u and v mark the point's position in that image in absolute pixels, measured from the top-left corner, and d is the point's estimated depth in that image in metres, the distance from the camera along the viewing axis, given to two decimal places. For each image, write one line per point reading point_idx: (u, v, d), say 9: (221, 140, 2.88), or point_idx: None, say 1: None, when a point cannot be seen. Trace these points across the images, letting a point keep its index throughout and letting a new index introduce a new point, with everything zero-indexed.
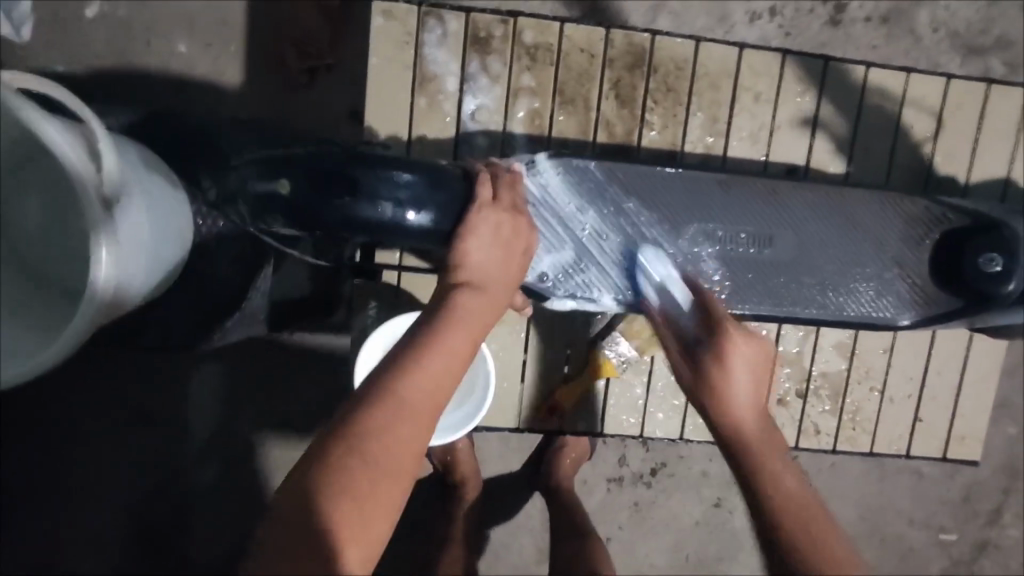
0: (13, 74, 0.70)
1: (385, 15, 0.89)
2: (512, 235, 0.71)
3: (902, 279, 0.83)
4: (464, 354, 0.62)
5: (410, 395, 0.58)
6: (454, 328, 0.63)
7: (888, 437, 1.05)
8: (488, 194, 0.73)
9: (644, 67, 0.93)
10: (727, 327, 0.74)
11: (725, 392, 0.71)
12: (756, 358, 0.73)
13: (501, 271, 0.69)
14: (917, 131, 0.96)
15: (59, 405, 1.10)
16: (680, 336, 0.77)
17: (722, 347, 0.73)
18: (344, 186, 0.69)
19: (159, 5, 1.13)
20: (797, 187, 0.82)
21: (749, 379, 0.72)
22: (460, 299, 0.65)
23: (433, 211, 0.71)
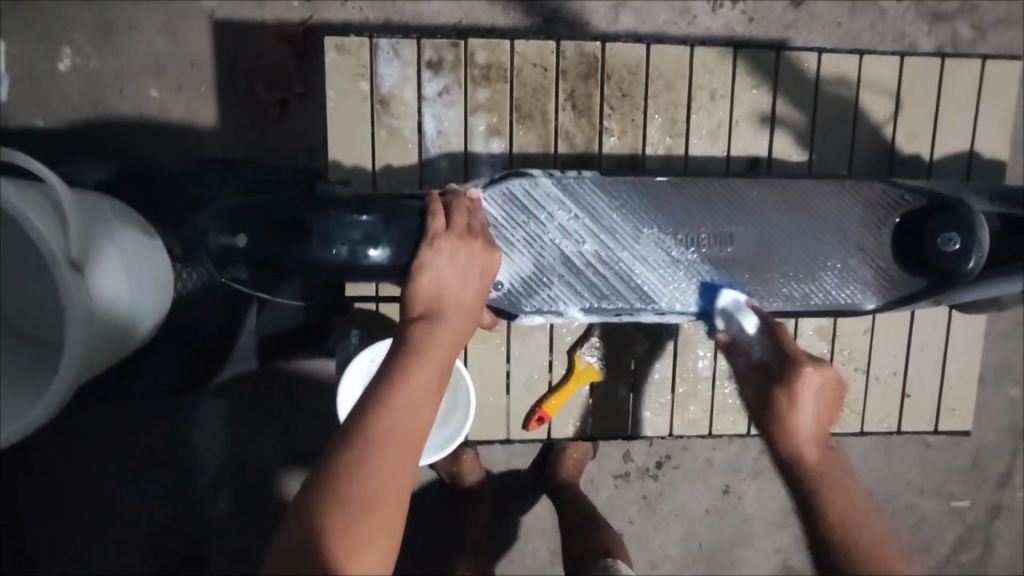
0: None
1: (338, 50, 0.90)
2: (469, 259, 0.71)
3: (867, 264, 0.83)
4: (436, 385, 0.64)
5: (380, 429, 0.60)
6: (418, 358, 0.64)
7: (878, 415, 1.06)
8: (439, 224, 0.72)
9: (597, 75, 0.94)
10: (802, 361, 0.73)
11: (792, 419, 0.70)
12: (828, 386, 0.72)
13: (463, 294, 0.69)
14: (876, 111, 0.97)
15: (65, 453, 1.11)
16: (756, 369, 0.76)
17: (797, 380, 0.71)
18: (299, 233, 0.73)
19: (128, 52, 1.15)
20: (751, 182, 0.82)
21: (819, 407, 0.71)
22: (424, 331, 0.66)
23: (390, 248, 0.74)
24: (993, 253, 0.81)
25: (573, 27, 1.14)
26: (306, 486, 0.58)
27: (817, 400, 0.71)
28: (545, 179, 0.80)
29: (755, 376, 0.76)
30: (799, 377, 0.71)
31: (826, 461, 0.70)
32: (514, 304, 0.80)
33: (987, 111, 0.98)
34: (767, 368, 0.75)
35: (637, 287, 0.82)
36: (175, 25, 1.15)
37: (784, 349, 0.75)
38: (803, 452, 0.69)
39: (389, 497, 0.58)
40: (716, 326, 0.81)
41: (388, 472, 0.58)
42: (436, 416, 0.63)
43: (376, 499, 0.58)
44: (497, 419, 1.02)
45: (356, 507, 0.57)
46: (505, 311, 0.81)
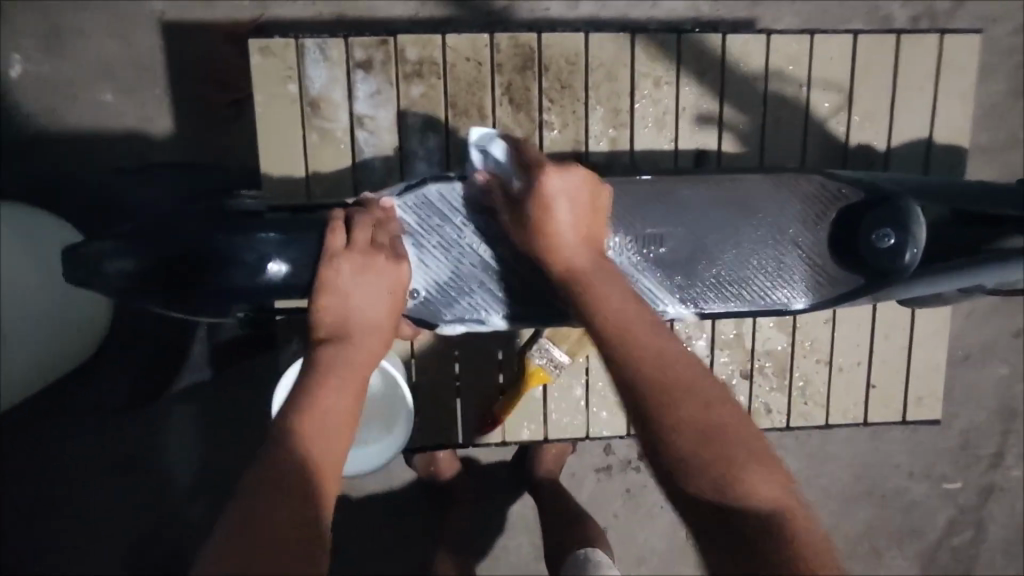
0: None
1: (262, 52, 0.87)
2: (378, 274, 0.68)
3: (804, 262, 0.78)
4: (349, 408, 0.62)
5: (303, 458, 0.57)
6: (331, 382, 0.63)
7: (843, 406, 1.02)
8: (341, 242, 0.70)
9: (534, 67, 0.90)
10: (541, 165, 0.69)
11: (547, 223, 0.67)
12: (580, 188, 0.69)
13: (372, 313, 0.68)
14: (829, 95, 0.93)
15: (26, 468, 1.07)
16: (507, 197, 0.71)
17: (542, 191, 0.68)
18: (201, 254, 0.70)
19: (74, 57, 1.13)
20: (683, 180, 0.77)
21: (575, 214, 0.68)
22: (335, 352, 0.65)
23: (292, 265, 0.71)
24: (926, 253, 0.76)
25: (532, 13, 1.10)
26: (229, 536, 0.51)
27: (569, 202, 0.68)
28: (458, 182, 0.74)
29: (507, 206, 0.71)
30: (545, 183, 0.68)
31: (595, 261, 0.66)
32: (434, 313, 0.75)
33: (948, 87, 0.93)
34: (515, 198, 0.70)
35: None
36: (119, 27, 1.12)
37: (530, 163, 0.70)
38: (563, 257, 0.66)
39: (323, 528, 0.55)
40: (475, 167, 0.75)
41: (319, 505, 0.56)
42: (352, 439, 0.62)
43: (302, 526, 0.54)
44: (449, 425, 0.99)
45: (297, 543, 0.53)
46: (425, 321, 0.76)
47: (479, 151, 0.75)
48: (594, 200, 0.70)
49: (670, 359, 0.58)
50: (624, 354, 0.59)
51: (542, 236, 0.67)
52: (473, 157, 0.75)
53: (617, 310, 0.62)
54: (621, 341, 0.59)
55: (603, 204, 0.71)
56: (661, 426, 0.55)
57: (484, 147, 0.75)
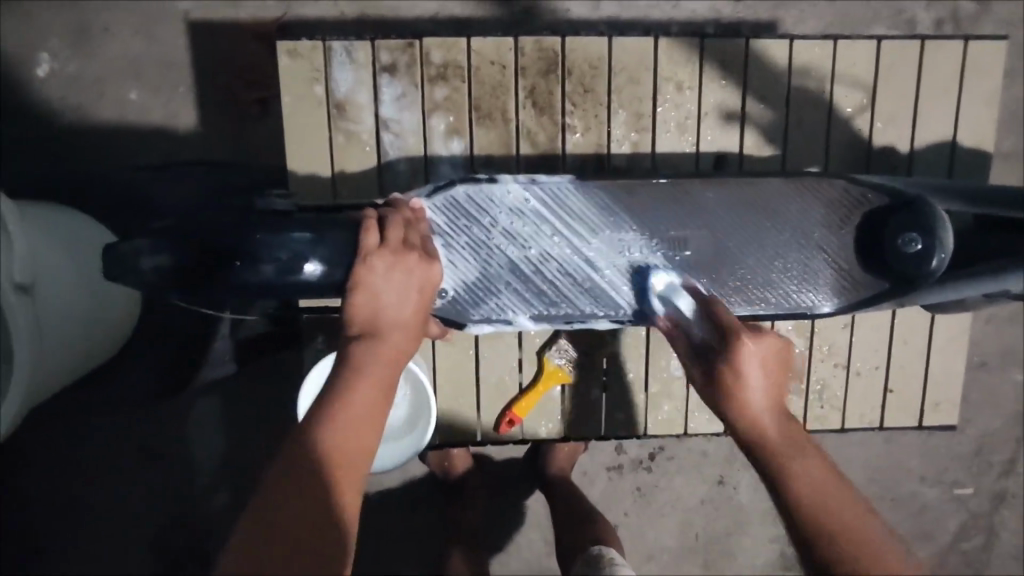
0: None
1: (290, 54, 0.88)
2: (407, 274, 0.69)
3: (828, 265, 0.79)
4: (373, 406, 0.63)
5: (322, 456, 0.60)
6: (358, 381, 0.63)
7: (859, 411, 1.03)
8: (375, 239, 0.70)
9: (558, 71, 0.91)
10: (737, 332, 0.69)
11: (742, 394, 0.67)
12: (770, 353, 0.68)
13: (401, 312, 0.68)
14: (851, 101, 0.93)
15: (54, 456, 1.09)
16: (694, 344, 0.72)
17: (737, 356, 0.67)
18: (233, 253, 0.72)
19: (104, 56, 1.15)
20: (706, 184, 0.79)
21: (766, 376, 0.67)
22: (366, 349, 0.65)
23: (324, 264, 0.73)
24: (950, 260, 0.77)
25: (554, 15, 1.10)
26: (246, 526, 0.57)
27: (761, 378, 0.67)
28: (486, 185, 0.77)
29: (694, 359, 0.72)
30: (741, 351, 0.68)
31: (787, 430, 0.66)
32: (461, 313, 0.78)
33: (971, 94, 0.93)
34: (706, 347, 0.71)
35: (587, 290, 0.79)
36: (148, 27, 1.14)
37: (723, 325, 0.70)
38: (759, 425, 0.66)
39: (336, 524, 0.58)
40: (656, 313, 0.77)
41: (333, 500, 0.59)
42: (379, 438, 0.63)
43: (314, 531, 0.57)
44: (467, 423, 1.00)
45: (304, 538, 0.56)
46: (453, 320, 0.78)
47: (658, 298, 0.77)
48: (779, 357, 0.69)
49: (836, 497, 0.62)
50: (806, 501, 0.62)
51: (731, 399, 0.67)
52: (655, 305, 0.77)
53: (813, 476, 0.63)
54: (815, 501, 0.62)
55: (786, 363, 0.69)
56: (833, 550, 0.60)
57: (666, 293, 0.77)
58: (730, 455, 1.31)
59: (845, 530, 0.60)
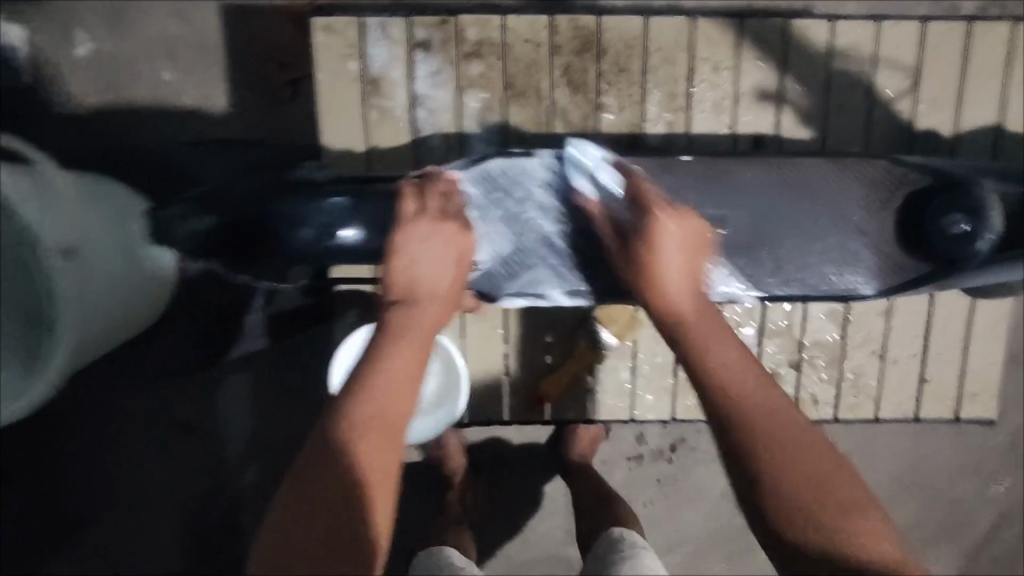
0: None
1: (326, 30, 0.88)
2: (444, 241, 0.69)
3: (869, 249, 0.78)
4: (409, 371, 0.63)
5: (358, 419, 0.60)
6: (393, 347, 0.64)
7: (894, 400, 1.01)
8: (410, 207, 0.71)
9: (593, 49, 0.90)
10: (654, 209, 0.69)
11: (657, 273, 0.67)
12: (685, 238, 0.68)
13: (437, 280, 0.69)
14: (894, 82, 0.90)
15: (92, 427, 1.11)
16: (613, 232, 0.72)
17: (652, 233, 0.68)
18: (271, 219, 0.73)
19: (140, 36, 1.16)
20: (743, 163, 0.78)
21: (683, 258, 0.68)
22: (403, 316, 0.66)
23: (362, 230, 0.74)
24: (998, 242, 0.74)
25: None
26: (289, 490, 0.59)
27: (675, 252, 0.68)
28: (521, 157, 0.77)
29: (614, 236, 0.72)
30: (656, 227, 0.68)
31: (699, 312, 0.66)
32: (495, 286, 0.77)
33: (1018, 76, 0.90)
34: (626, 228, 0.71)
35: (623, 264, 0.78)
36: (183, 9, 1.16)
37: (642, 200, 0.70)
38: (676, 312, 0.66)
39: (372, 488, 0.59)
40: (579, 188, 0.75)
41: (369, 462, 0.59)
42: (415, 406, 0.62)
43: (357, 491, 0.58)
44: (495, 401, 1.01)
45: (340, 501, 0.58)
46: (488, 293, 0.78)
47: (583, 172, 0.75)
48: (697, 244, 0.70)
49: (768, 400, 0.60)
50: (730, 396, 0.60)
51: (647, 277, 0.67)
52: (578, 180, 0.75)
53: (735, 365, 0.62)
54: (750, 405, 0.60)
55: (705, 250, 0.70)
56: (775, 473, 0.57)
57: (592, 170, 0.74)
58: None
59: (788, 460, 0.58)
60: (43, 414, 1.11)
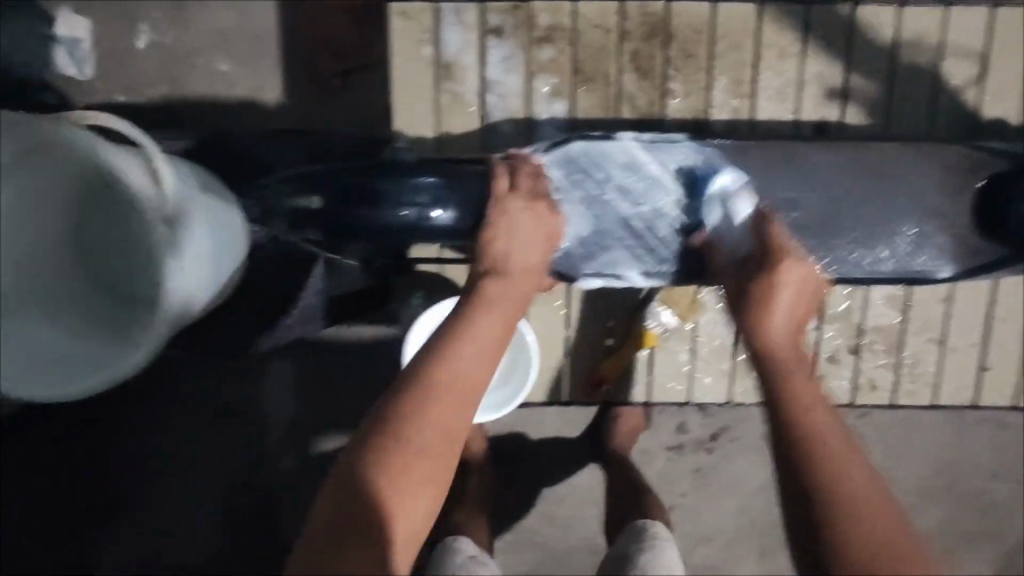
0: (84, 110, 0.75)
1: (402, 16, 0.91)
2: (536, 221, 0.76)
3: (944, 231, 0.80)
4: (502, 339, 0.67)
5: (451, 373, 0.62)
6: (488, 311, 0.68)
7: (952, 387, 1.02)
8: (505, 182, 0.78)
9: (662, 35, 0.91)
10: (781, 254, 0.74)
11: (769, 304, 0.71)
12: (803, 280, 0.73)
13: (528, 258, 0.74)
14: (961, 70, 0.91)
15: (144, 411, 1.13)
16: (734, 257, 0.77)
17: (776, 274, 0.73)
18: (367, 198, 0.77)
19: (199, 28, 1.17)
20: (819, 147, 0.80)
21: (795, 300, 0.72)
22: (496, 284, 0.71)
23: (456, 211, 0.77)
24: None
25: None
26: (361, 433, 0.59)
27: (790, 293, 0.72)
28: (602, 142, 0.82)
29: (733, 269, 0.77)
30: (778, 271, 0.73)
31: (796, 354, 0.69)
32: (572, 266, 0.81)
33: None
34: (747, 260, 0.76)
35: (698, 244, 0.81)
36: None
37: (769, 242, 0.75)
38: (773, 343, 0.69)
39: (448, 445, 0.60)
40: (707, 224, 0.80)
41: (452, 418, 0.61)
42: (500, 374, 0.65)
43: (432, 452, 0.59)
44: (553, 383, 1.05)
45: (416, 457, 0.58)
46: (567, 273, 0.82)
47: (715, 204, 0.79)
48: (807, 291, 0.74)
49: (851, 459, 0.60)
50: (812, 436, 0.61)
51: (758, 304, 0.71)
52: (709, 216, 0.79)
53: (824, 415, 0.63)
54: (832, 443, 0.61)
55: (816, 301, 0.74)
56: (834, 509, 0.58)
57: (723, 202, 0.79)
58: None
59: (857, 504, 0.58)
60: (101, 397, 1.12)
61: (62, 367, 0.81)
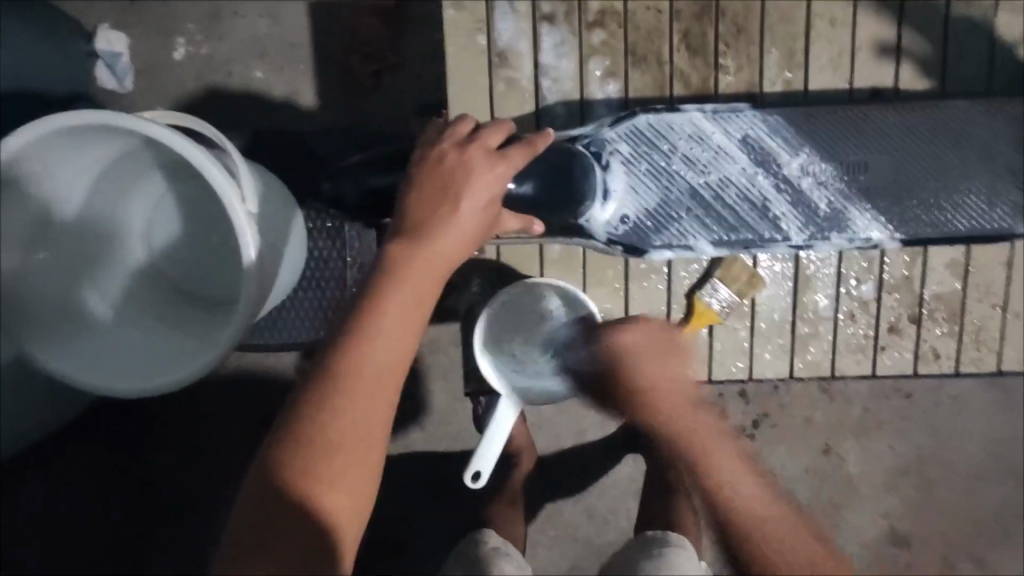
0: (166, 115, 0.80)
1: (455, 6, 0.92)
2: (482, 178, 0.72)
3: (1016, 185, 0.88)
4: (408, 320, 0.65)
5: (344, 366, 0.61)
6: (391, 292, 0.65)
7: (1017, 353, 1.01)
8: (467, 130, 0.76)
9: (712, 11, 0.92)
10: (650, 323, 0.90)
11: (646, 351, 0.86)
12: (660, 336, 0.89)
13: (464, 222, 0.71)
14: (1014, 34, 0.91)
15: (200, 410, 1.16)
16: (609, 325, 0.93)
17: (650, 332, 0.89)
18: None
19: (235, 37, 1.18)
20: (887, 110, 0.89)
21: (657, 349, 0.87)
22: (405, 259, 0.67)
23: (534, 184, 0.82)
24: None
25: None
26: (284, 418, 0.61)
27: (657, 345, 0.88)
28: (668, 115, 0.90)
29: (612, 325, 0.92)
30: (639, 330, 0.89)
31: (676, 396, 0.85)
32: (642, 240, 0.91)
33: None
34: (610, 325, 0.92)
35: (760, 208, 0.90)
36: (276, 8, 1.18)
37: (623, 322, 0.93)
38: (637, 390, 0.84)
39: (356, 433, 0.60)
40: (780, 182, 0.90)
41: (346, 411, 0.60)
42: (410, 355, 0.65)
43: (349, 443, 0.60)
44: None
45: (308, 451, 0.59)
46: (636, 246, 0.92)
47: (783, 163, 0.90)
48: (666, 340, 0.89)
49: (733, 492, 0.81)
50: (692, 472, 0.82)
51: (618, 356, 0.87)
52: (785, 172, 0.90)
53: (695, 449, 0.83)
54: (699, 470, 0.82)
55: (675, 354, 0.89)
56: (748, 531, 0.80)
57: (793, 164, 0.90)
58: (842, 423, 1.23)
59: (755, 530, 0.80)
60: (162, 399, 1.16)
61: (141, 361, 0.82)
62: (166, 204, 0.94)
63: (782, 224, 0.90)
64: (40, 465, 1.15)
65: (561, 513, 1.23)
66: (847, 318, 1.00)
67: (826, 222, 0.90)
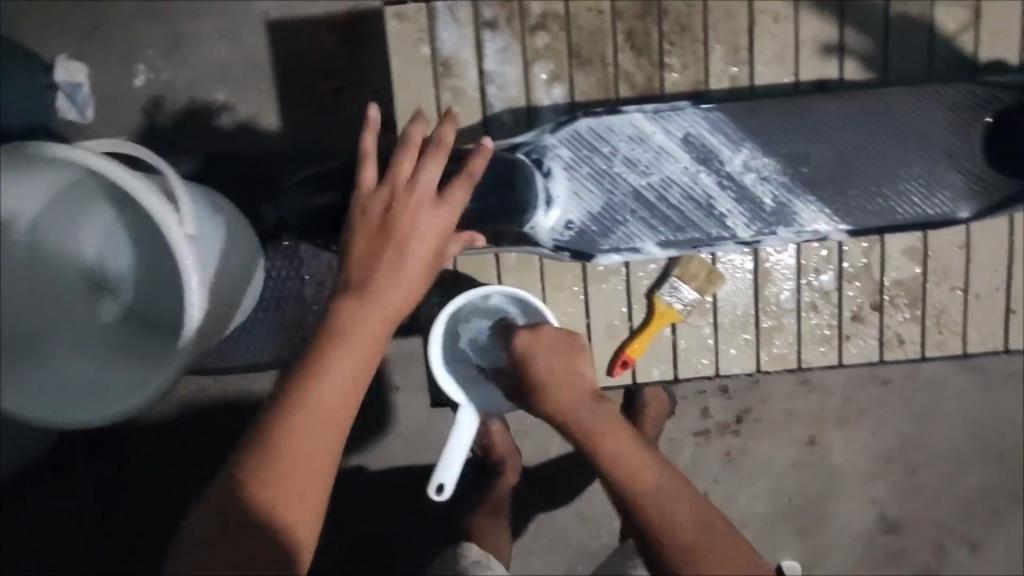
0: (105, 141, 0.78)
1: (397, 18, 0.92)
2: (427, 211, 0.71)
3: (957, 171, 0.89)
4: (364, 355, 0.67)
5: (302, 398, 0.64)
6: (349, 329, 0.67)
7: (980, 335, 1.01)
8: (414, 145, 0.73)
9: (654, 11, 0.92)
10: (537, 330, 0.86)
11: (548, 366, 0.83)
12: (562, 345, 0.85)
13: (411, 256, 0.70)
14: (954, 18, 0.91)
15: (174, 434, 1.16)
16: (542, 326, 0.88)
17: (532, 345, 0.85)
18: None
19: (194, 61, 1.17)
20: (824, 100, 0.89)
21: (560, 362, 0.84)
22: (360, 296, 0.68)
23: (468, 194, 0.82)
24: None
25: None
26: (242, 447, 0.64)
27: (548, 360, 0.84)
28: (606, 119, 0.90)
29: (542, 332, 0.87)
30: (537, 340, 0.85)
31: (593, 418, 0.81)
32: (589, 244, 0.91)
33: None
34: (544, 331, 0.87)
35: (704, 207, 0.91)
36: (235, 30, 1.17)
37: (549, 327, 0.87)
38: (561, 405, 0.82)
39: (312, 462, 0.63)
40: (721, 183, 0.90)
41: (303, 442, 0.63)
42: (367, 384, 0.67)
43: (305, 469, 0.63)
44: None
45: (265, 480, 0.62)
46: (584, 251, 0.92)
47: (724, 161, 0.90)
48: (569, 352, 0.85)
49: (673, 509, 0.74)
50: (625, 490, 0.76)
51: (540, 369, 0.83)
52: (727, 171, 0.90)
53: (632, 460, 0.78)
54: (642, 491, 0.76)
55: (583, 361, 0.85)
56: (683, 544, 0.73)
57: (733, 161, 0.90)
58: (824, 414, 1.22)
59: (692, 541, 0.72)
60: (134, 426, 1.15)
61: (93, 391, 0.82)
62: (119, 232, 0.92)
63: (727, 220, 0.91)
64: (17, 497, 1.15)
65: (548, 519, 1.22)
66: (810, 308, 1.00)
67: (775, 216, 0.91)
